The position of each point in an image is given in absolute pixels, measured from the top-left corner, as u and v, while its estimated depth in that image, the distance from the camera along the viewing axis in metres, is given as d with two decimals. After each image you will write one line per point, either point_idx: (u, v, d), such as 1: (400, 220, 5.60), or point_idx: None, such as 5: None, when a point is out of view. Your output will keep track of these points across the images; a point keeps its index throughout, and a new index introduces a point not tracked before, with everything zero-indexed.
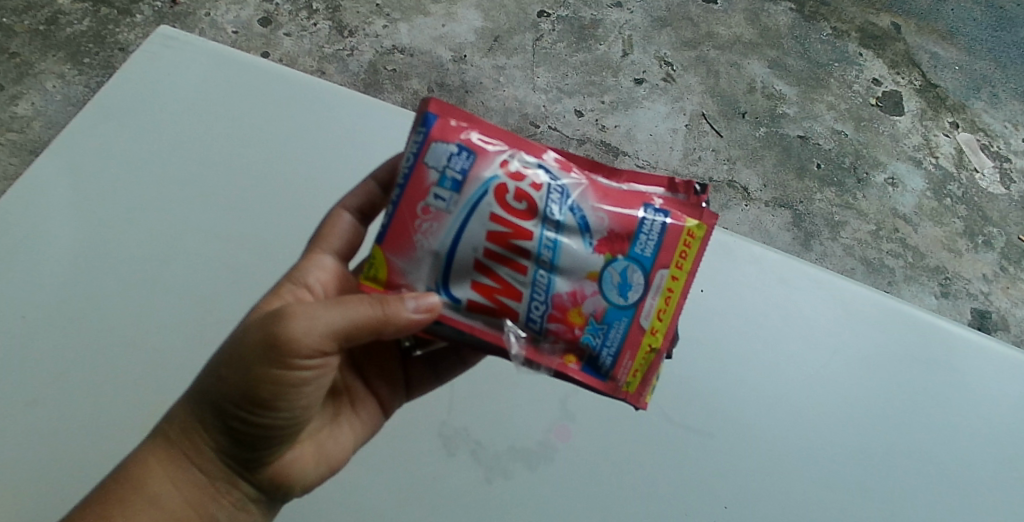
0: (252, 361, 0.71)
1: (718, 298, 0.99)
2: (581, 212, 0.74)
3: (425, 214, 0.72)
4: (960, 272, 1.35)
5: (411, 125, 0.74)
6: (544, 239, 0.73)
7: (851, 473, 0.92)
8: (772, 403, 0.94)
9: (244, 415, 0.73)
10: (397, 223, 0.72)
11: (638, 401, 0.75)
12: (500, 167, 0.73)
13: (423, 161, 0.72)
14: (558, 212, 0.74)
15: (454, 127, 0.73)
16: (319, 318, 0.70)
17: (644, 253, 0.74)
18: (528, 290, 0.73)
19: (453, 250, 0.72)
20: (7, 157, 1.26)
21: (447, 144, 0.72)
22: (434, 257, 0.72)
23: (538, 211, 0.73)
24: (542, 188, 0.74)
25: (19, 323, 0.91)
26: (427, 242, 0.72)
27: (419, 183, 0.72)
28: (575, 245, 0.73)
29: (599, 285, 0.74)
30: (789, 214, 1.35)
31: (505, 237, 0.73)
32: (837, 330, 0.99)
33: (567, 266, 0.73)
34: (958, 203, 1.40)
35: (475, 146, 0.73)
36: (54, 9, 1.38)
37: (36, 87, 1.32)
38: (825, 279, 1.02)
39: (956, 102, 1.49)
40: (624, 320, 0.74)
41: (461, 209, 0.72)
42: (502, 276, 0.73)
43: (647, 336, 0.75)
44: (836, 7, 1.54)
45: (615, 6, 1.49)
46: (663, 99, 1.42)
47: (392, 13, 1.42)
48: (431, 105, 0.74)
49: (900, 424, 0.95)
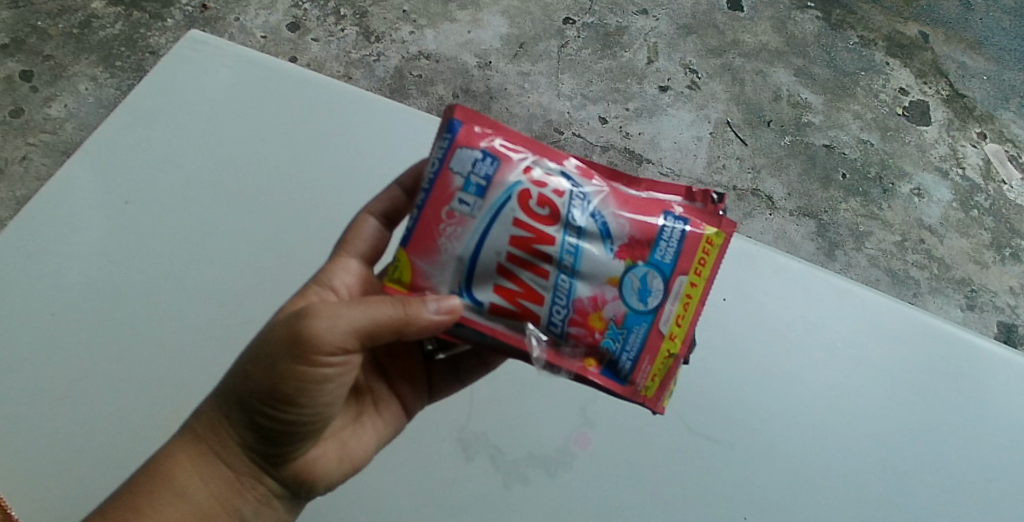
0: (277, 358, 0.72)
1: (741, 307, 0.99)
2: (602, 219, 0.74)
3: (450, 218, 0.73)
4: (986, 284, 1.34)
5: (436, 131, 0.74)
6: (566, 245, 0.74)
7: (873, 487, 0.91)
8: (794, 415, 0.94)
9: (268, 411, 0.74)
10: (421, 227, 0.73)
11: (656, 405, 0.76)
12: (523, 173, 0.74)
13: (448, 167, 0.72)
14: (580, 218, 0.74)
15: (478, 133, 0.74)
16: (343, 316, 0.71)
17: (664, 259, 0.75)
18: (550, 294, 0.74)
19: (476, 254, 0.73)
20: (40, 158, 1.29)
21: (472, 150, 0.73)
22: (458, 261, 0.73)
23: (560, 217, 0.74)
24: (565, 194, 0.74)
25: (49, 320, 0.93)
26: (451, 246, 0.73)
27: (443, 188, 0.73)
28: (596, 251, 0.74)
29: (619, 290, 0.74)
30: (814, 223, 1.34)
31: (529, 242, 0.73)
32: (861, 341, 0.98)
33: (588, 271, 0.74)
34: (985, 214, 1.39)
35: (499, 152, 0.74)
36: (88, 12, 1.41)
37: (69, 90, 1.34)
38: (849, 288, 1.02)
39: (984, 113, 1.48)
40: (643, 325, 0.75)
41: (485, 214, 0.73)
42: (525, 281, 0.74)
43: (666, 340, 0.75)
44: (863, 15, 1.53)
45: (641, 13, 1.49)
46: (688, 107, 1.41)
47: (419, 19, 1.43)
48: (456, 111, 0.74)
49: (924, 439, 0.94)
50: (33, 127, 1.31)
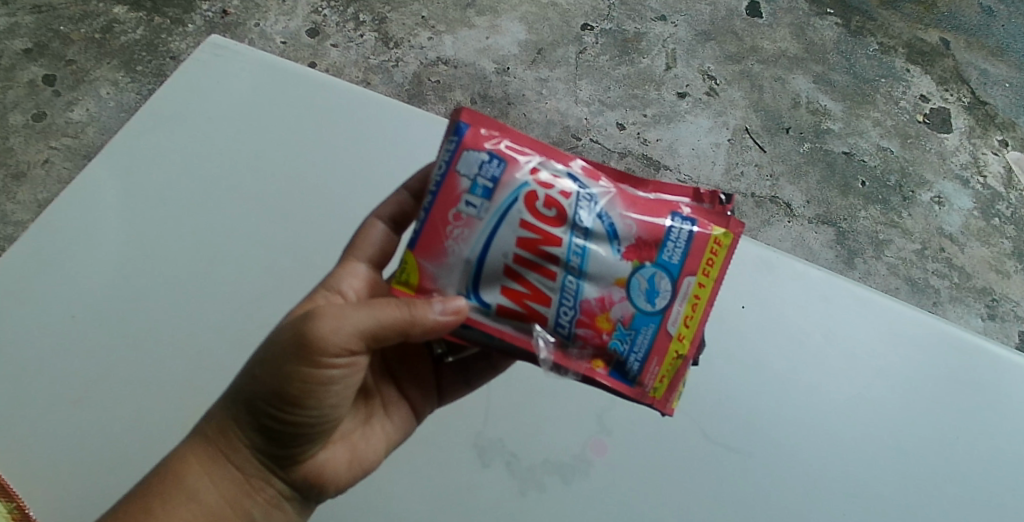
0: (283, 360, 0.73)
1: (759, 315, 0.98)
2: (610, 220, 0.74)
3: (457, 220, 0.72)
4: (1008, 293, 1.32)
5: (444, 133, 0.74)
6: (573, 246, 0.73)
7: (893, 498, 0.91)
8: (812, 425, 0.93)
9: (275, 413, 0.75)
10: (427, 231, 0.73)
11: (665, 407, 0.76)
12: (530, 174, 0.73)
13: (455, 169, 0.72)
14: (587, 219, 0.74)
15: (485, 136, 0.74)
16: (347, 318, 0.71)
17: (671, 259, 0.74)
18: (557, 296, 0.74)
19: (484, 256, 0.73)
20: (61, 161, 1.31)
21: (479, 152, 0.73)
22: (466, 263, 0.73)
23: (567, 218, 0.74)
24: (572, 196, 0.74)
25: (68, 321, 0.93)
26: (459, 248, 0.73)
27: (450, 191, 0.73)
28: (603, 252, 0.74)
29: (627, 291, 0.74)
30: (833, 231, 1.33)
31: (536, 243, 0.73)
32: (879, 349, 0.97)
33: (596, 272, 0.74)
34: (1006, 223, 1.38)
35: (506, 154, 0.73)
36: (110, 18, 1.42)
37: (91, 94, 1.35)
38: (868, 297, 1.01)
39: (1006, 120, 1.47)
40: (651, 326, 0.74)
41: (492, 216, 0.73)
42: (531, 282, 0.74)
43: (674, 340, 0.75)
44: (883, 22, 1.53)
45: (660, 19, 1.49)
46: (706, 113, 1.41)
47: (438, 25, 1.44)
48: (463, 114, 0.74)
49: (945, 448, 0.93)
50: (55, 130, 1.32)
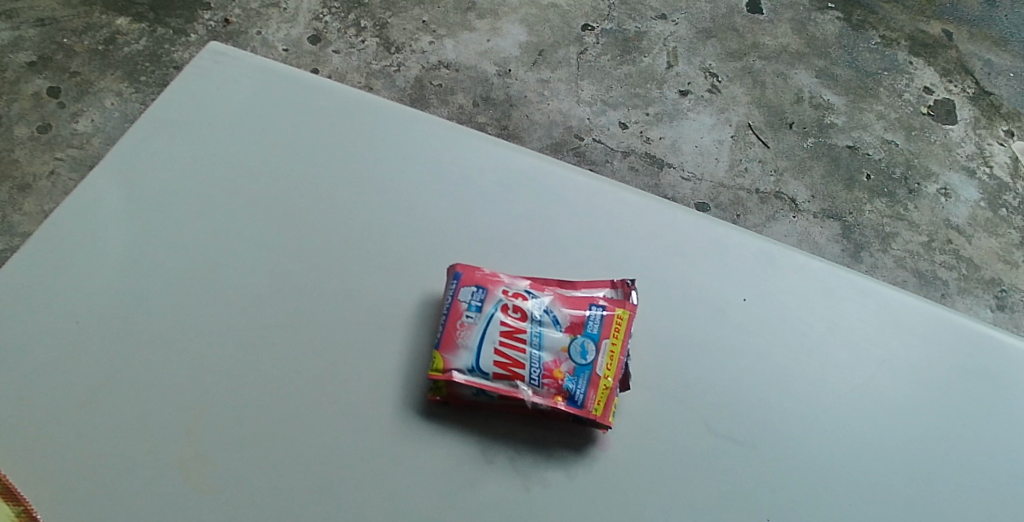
0: None
1: (762, 307, 0.90)
2: (553, 313, 0.80)
3: (461, 333, 0.78)
4: (1017, 283, 1.33)
5: (444, 287, 0.82)
6: (534, 339, 0.78)
7: (902, 489, 0.83)
8: (814, 417, 0.85)
9: None
10: (451, 342, 0.78)
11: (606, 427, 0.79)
12: (507, 294, 0.80)
13: (455, 307, 0.79)
14: (538, 322, 0.79)
15: (477, 271, 0.81)
16: None
17: (593, 329, 0.80)
18: (527, 369, 0.77)
19: (480, 359, 0.77)
20: (68, 173, 1.32)
21: (471, 289, 0.80)
22: (470, 372, 0.77)
23: (530, 320, 0.79)
24: (526, 298, 0.80)
25: None
26: (464, 358, 0.77)
27: (454, 318, 0.79)
28: (553, 336, 0.79)
29: (570, 354, 0.78)
30: (838, 225, 1.33)
31: (513, 334, 0.78)
32: (883, 339, 0.90)
33: (549, 346, 0.78)
34: (1014, 213, 1.38)
35: (492, 278, 0.81)
36: (112, 29, 1.42)
37: (95, 105, 1.37)
38: (869, 286, 0.93)
39: (1011, 110, 1.46)
40: (587, 374, 0.78)
41: (485, 323, 0.78)
42: (511, 352, 0.78)
43: (606, 375, 0.79)
44: (885, 15, 1.52)
45: (660, 18, 1.49)
46: (708, 110, 1.41)
47: (439, 29, 1.44)
48: (457, 265, 0.83)
49: (958, 437, 0.86)
50: (61, 142, 1.34)
